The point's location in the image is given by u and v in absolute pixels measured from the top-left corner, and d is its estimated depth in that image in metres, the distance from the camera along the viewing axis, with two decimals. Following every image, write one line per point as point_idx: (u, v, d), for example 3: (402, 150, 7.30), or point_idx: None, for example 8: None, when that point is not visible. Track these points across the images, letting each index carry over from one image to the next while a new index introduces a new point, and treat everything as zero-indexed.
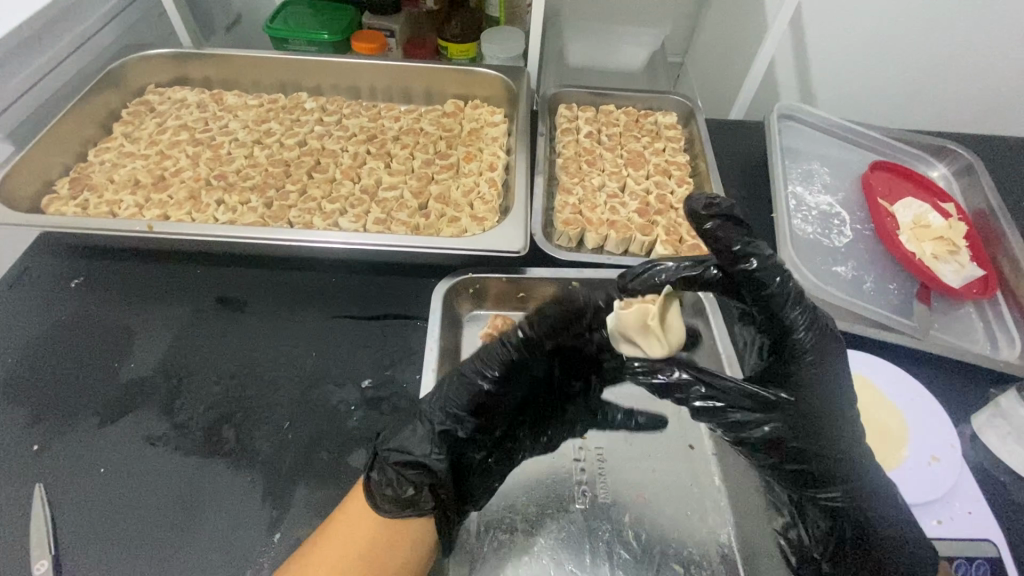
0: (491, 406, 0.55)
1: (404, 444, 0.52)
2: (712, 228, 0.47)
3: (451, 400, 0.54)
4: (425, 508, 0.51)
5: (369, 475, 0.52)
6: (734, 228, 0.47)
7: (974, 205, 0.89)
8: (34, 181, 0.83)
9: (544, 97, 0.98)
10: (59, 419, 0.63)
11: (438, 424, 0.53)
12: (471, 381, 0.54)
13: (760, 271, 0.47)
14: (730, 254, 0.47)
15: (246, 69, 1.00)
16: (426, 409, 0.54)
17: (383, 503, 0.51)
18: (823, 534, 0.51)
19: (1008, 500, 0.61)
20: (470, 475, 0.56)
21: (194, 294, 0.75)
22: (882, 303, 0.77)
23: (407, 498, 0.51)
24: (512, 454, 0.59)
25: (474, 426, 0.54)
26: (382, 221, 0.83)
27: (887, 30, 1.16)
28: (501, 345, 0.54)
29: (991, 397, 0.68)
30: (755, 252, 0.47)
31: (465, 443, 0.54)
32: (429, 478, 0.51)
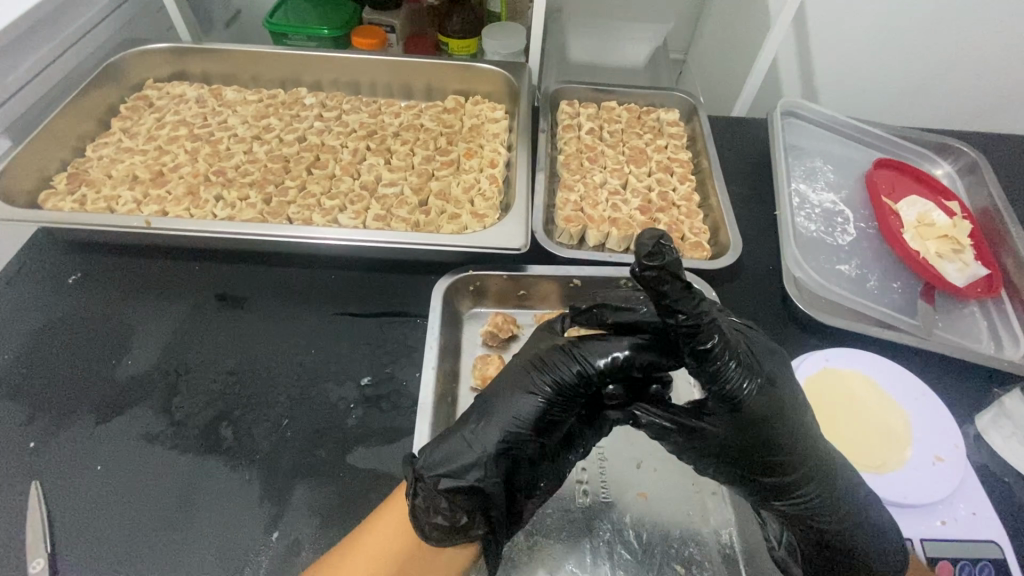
0: (549, 428, 0.51)
1: (459, 464, 0.48)
2: (649, 276, 0.42)
3: (513, 418, 0.50)
4: (475, 535, 0.48)
5: (414, 500, 0.48)
6: (672, 280, 0.42)
7: (979, 204, 0.89)
8: (32, 176, 0.82)
9: (546, 93, 0.98)
10: (56, 416, 0.63)
11: (495, 445, 0.49)
12: (534, 398, 0.51)
13: (690, 322, 0.43)
14: (662, 305, 0.43)
15: (245, 64, 1.00)
16: (482, 429, 0.50)
17: (433, 530, 0.47)
18: (784, 537, 0.54)
19: (1012, 501, 0.60)
20: (519, 497, 0.52)
21: (193, 290, 0.74)
22: (885, 302, 0.76)
23: (458, 526, 0.47)
24: (561, 475, 0.54)
25: (530, 447, 0.51)
26: (382, 218, 0.82)
27: (892, 27, 1.15)
28: (572, 368, 0.51)
29: (995, 397, 0.68)
30: (687, 306, 0.43)
31: (519, 464, 0.50)
32: (482, 503, 0.48)
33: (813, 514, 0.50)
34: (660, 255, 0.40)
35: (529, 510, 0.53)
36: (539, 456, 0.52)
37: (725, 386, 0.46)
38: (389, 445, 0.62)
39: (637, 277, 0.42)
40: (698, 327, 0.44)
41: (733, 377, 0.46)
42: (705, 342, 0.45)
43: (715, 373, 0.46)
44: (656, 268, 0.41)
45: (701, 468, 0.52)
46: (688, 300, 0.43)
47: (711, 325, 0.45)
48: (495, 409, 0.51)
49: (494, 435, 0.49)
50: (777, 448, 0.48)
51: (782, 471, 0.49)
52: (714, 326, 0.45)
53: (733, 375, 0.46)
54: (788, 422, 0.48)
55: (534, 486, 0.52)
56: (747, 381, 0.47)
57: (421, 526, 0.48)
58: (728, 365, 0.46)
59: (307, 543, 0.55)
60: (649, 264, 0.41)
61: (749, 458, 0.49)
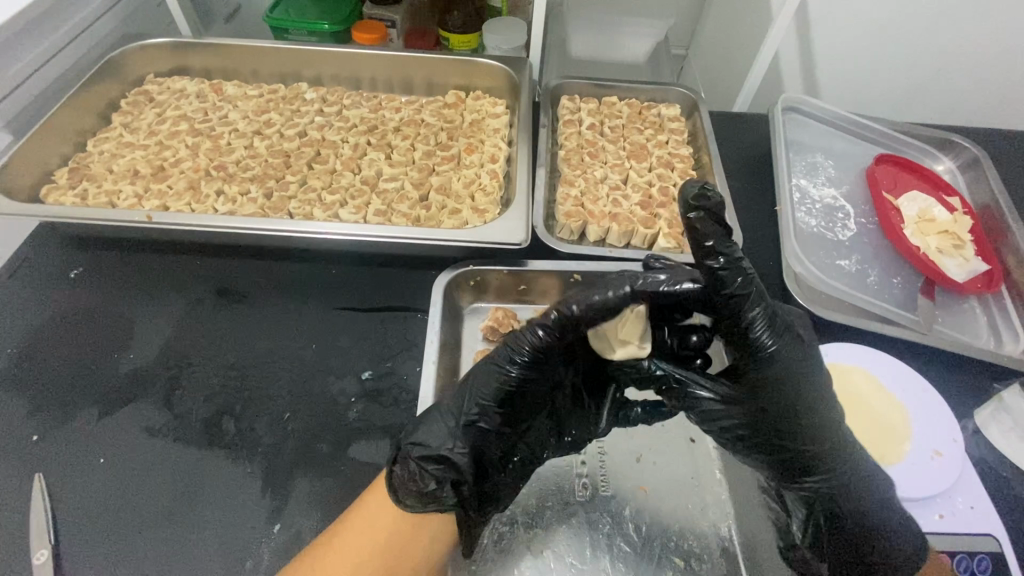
0: (516, 399, 0.53)
1: (437, 435, 0.50)
2: (694, 218, 0.47)
3: (482, 392, 0.52)
4: (447, 505, 0.49)
5: (393, 470, 0.50)
6: (713, 224, 0.47)
7: (980, 199, 0.88)
8: (33, 169, 0.82)
9: (547, 88, 0.98)
10: (58, 409, 0.63)
11: (463, 417, 0.51)
12: (498, 372, 0.52)
13: (726, 268, 0.47)
14: (701, 248, 0.47)
15: (246, 59, 1.00)
16: (455, 403, 0.53)
17: (407, 496, 0.49)
18: (803, 522, 0.53)
19: (1009, 495, 0.60)
20: (491, 470, 0.54)
21: (193, 284, 0.74)
22: (885, 297, 0.76)
23: (429, 494, 0.49)
24: (530, 450, 0.57)
25: (496, 421, 0.52)
26: (382, 212, 0.82)
27: (894, 23, 1.14)
28: (532, 336, 0.51)
29: (993, 392, 0.68)
30: (726, 250, 0.47)
31: (488, 438, 0.52)
32: (452, 473, 0.49)
33: (830, 494, 0.50)
34: (705, 197, 0.46)
35: (504, 483, 0.55)
36: (507, 428, 0.54)
37: (756, 338, 0.48)
38: (390, 439, 0.62)
39: (683, 219, 0.47)
40: (737, 275, 0.47)
41: (766, 331, 0.47)
42: (742, 288, 0.47)
43: (746, 327, 0.48)
44: (699, 210, 0.46)
45: (730, 438, 0.52)
46: (724, 243, 0.47)
47: (750, 278, 0.48)
48: (469, 389, 0.53)
49: (468, 405, 0.52)
50: (803, 412, 0.48)
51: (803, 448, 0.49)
52: (751, 279, 0.47)
53: (764, 330, 0.47)
54: (812, 389, 0.48)
55: (506, 458, 0.55)
56: (775, 337, 0.48)
57: (395, 492, 0.49)
58: (759, 319, 0.47)
59: (308, 535, 0.56)
60: (695, 206, 0.46)
61: (777, 427, 0.49)
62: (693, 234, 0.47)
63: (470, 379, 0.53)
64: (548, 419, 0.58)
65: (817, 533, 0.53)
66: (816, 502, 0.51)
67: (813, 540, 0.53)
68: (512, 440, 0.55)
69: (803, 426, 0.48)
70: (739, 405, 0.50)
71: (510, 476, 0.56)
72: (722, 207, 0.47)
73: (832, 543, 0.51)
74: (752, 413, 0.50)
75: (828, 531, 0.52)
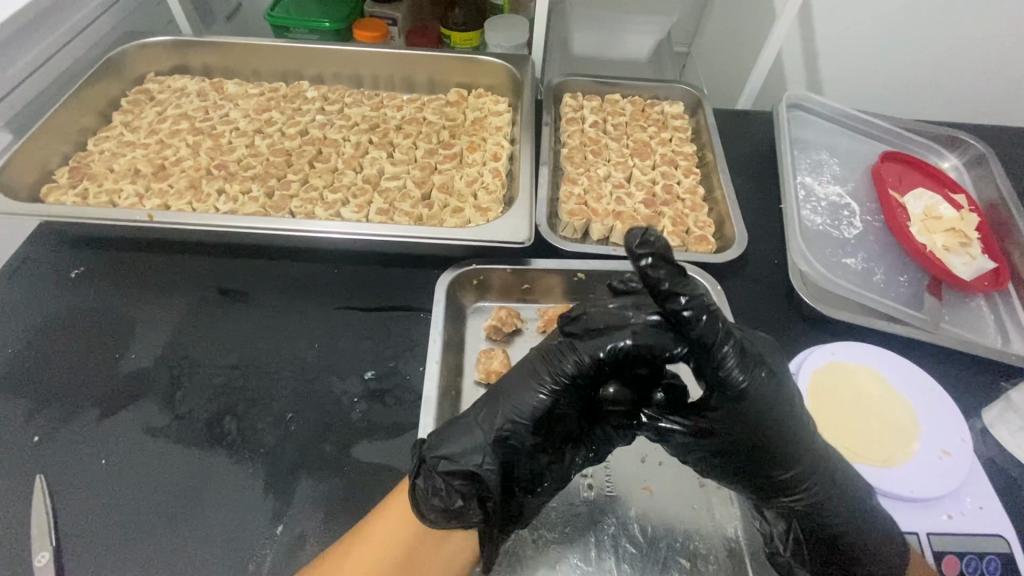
0: (551, 421, 0.51)
1: (466, 449, 0.49)
2: (645, 265, 0.44)
3: (516, 409, 0.51)
4: (471, 519, 0.49)
5: (418, 483, 0.49)
6: (666, 267, 0.44)
7: (986, 197, 0.88)
8: (34, 169, 0.82)
9: (550, 86, 0.97)
10: (60, 410, 0.62)
11: (494, 432, 0.50)
12: (535, 390, 0.51)
13: (688, 308, 0.45)
14: (660, 291, 0.45)
15: (247, 57, 0.99)
16: (485, 416, 0.51)
17: (433, 509, 0.48)
18: (783, 536, 0.54)
19: (1019, 495, 0.60)
20: (517, 489, 0.52)
21: (195, 284, 0.74)
22: (892, 295, 0.76)
23: (454, 510, 0.48)
24: (564, 473, 0.54)
25: (530, 441, 0.51)
26: (385, 211, 0.82)
27: (898, 20, 1.14)
28: (572, 358, 0.50)
29: (1001, 392, 0.67)
30: (685, 290, 0.45)
31: (519, 455, 0.51)
32: (478, 488, 0.49)
33: (810, 508, 0.50)
34: (650, 243, 0.43)
35: (533, 504, 0.53)
36: (540, 449, 0.52)
37: (726, 376, 0.47)
38: (393, 439, 0.62)
39: (635, 265, 0.44)
40: (700, 313, 0.45)
41: (735, 366, 0.47)
42: (705, 328, 0.45)
43: (718, 364, 0.47)
44: (648, 255, 0.44)
45: (706, 466, 0.52)
46: (682, 284, 0.45)
47: (712, 312, 0.46)
48: (502, 396, 0.52)
49: (498, 421, 0.50)
50: (777, 438, 0.48)
51: (786, 466, 0.49)
52: (713, 315, 0.46)
53: (735, 366, 0.47)
54: (784, 415, 0.48)
55: (536, 482, 0.53)
56: (745, 372, 0.47)
57: (421, 505, 0.49)
58: (730, 356, 0.47)
59: (311, 537, 0.55)
60: (643, 252, 0.44)
61: (751, 456, 0.49)
62: (648, 279, 0.45)
63: (500, 395, 0.52)
64: (585, 444, 0.56)
65: (798, 542, 0.53)
66: (795, 516, 0.52)
67: (796, 549, 0.53)
68: (547, 465, 0.53)
69: (780, 451, 0.49)
70: (705, 438, 0.50)
71: (539, 498, 0.54)
72: (671, 250, 0.44)
73: (812, 552, 0.52)
74: (722, 445, 0.50)
75: (810, 543, 0.52)
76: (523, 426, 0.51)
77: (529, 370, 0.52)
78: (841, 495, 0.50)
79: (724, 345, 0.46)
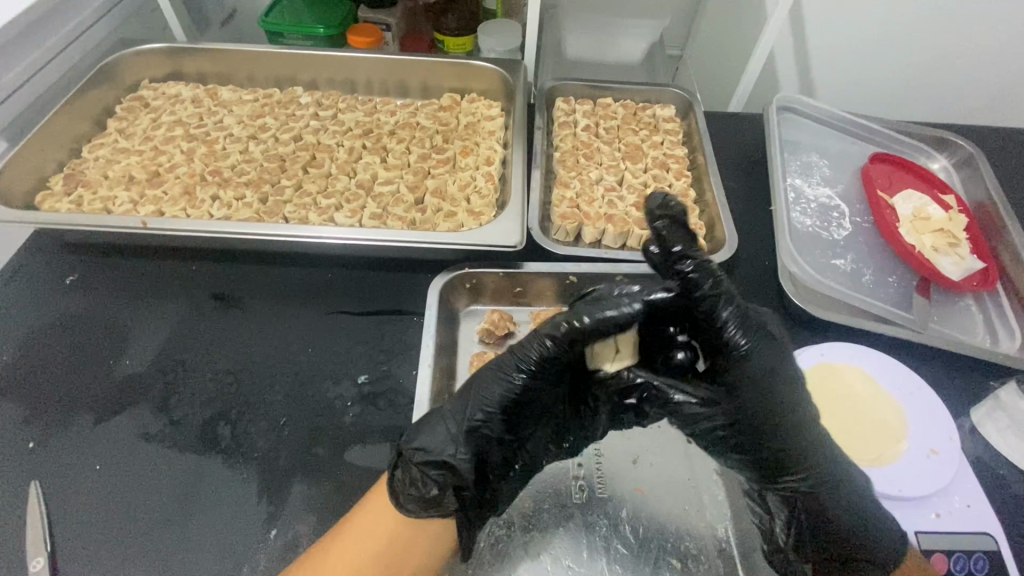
0: (520, 409, 0.52)
1: (442, 440, 0.50)
2: (659, 228, 0.50)
3: (488, 398, 0.51)
4: (448, 509, 0.50)
5: (396, 475, 0.50)
6: (679, 231, 0.50)
7: (975, 197, 0.89)
8: (28, 176, 0.82)
9: (542, 91, 0.98)
10: (53, 416, 0.63)
11: (466, 423, 0.50)
12: (504, 381, 0.51)
13: (694, 270, 0.49)
14: (671, 254, 0.50)
15: (241, 63, 1.00)
16: (455, 409, 0.52)
17: (406, 500, 0.49)
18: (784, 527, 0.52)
19: (1007, 493, 0.60)
20: (492, 476, 0.53)
21: (190, 290, 0.74)
22: (881, 296, 0.77)
23: (432, 499, 0.49)
24: (537, 457, 0.57)
25: (500, 429, 0.51)
26: (378, 216, 0.82)
27: (888, 23, 1.15)
28: (536, 345, 0.51)
29: (989, 390, 0.68)
30: (693, 255, 0.50)
31: (490, 443, 0.52)
32: (453, 478, 0.49)
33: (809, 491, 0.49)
34: (669, 206, 0.50)
35: (505, 490, 0.55)
36: (510, 435, 0.53)
37: (728, 337, 0.49)
38: (387, 443, 0.62)
39: (650, 231, 0.51)
40: (703, 278, 0.49)
41: (738, 331, 0.49)
42: (711, 291, 0.49)
43: (719, 326, 0.49)
44: (664, 220, 0.50)
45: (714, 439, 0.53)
46: (694, 248, 0.50)
47: (717, 279, 0.50)
48: (472, 388, 0.52)
49: (471, 412, 0.51)
50: (778, 413, 0.49)
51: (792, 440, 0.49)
52: (718, 280, 0.50)
53: (735, 330, 0.49)
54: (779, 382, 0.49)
55: (509, 466, 0.54)
56: (747, 338, 0.49)
57: (394, 494, 0.50)
58: (731, 321, 0.49)
59: (304, 540, 0.55)
60: (659, 214, 0.50)
61: (755, 431, 0.50)
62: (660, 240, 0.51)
63: (473, 385, 0.53)
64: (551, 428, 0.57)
65: (800, 531, 0.51)
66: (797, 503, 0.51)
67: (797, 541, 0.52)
68: (518, 450, 0.54)
69: (783, 427, 0.49)
70: (718, 406, 0.52)
71: (514, 479, 0.55)
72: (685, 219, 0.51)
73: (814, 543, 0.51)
74: (730, 415, 0.51)
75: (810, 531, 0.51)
76: (494, 412, 0.51)
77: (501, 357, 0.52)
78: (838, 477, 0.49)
79: (733, 317, 0.49)
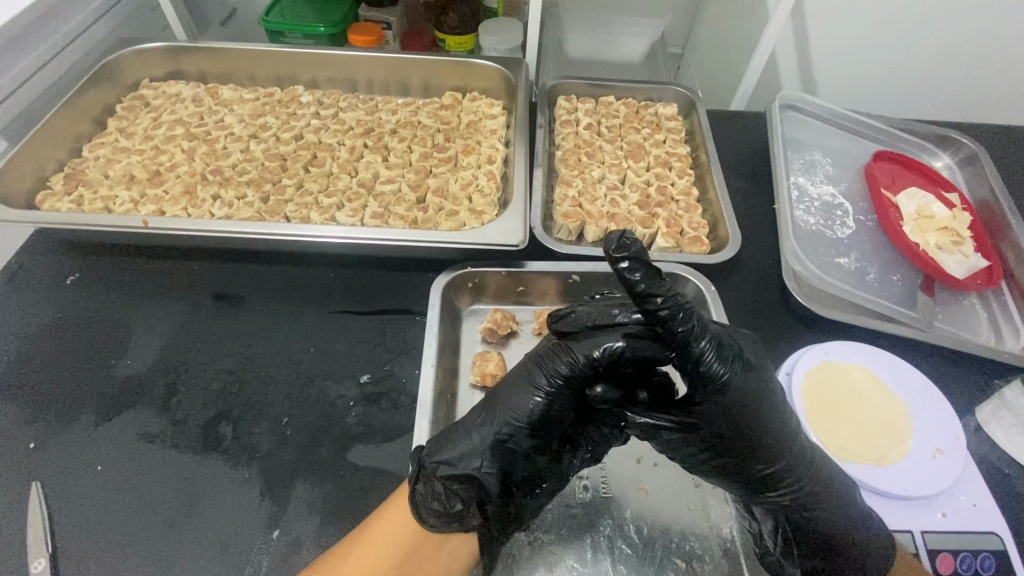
0: (548, 424, 0.53)
1: (467, 452, 0.51)
2: (624, 267, 0.46)
3: (515, 413, 0.52)
4: (471, 523, 0.50)
5: (415, 489, 0.50)
6: (645, 269, 0.46)
7: (978, 195, 0.88)
8: (28, 176, 0.82)
9: (544, 89, 0.97)
10: (55, 417, 0.62)
11: (492, 435, 0.51)
12: (531, 396, 0.52)
13: (665, 307, 0.46)
14: (637, 294, 0.46)
15: (241, 62, 0.99)
16: (485, 417, 0.53)
17: (430, 515, 0.49)
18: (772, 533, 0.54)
19: (1012, 492, 0.60)
20: (516, 490, 0.54)
21: (192, 290, 0.74)
22: (885, 294, 0.76)
23: (455, 513, 0.49)
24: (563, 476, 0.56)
25: (526, 443, 0.52)
26: (380, 215, 0.82)
27: (890, 20, 1.15)
28: (566, 359, 0.52)
29: (994, 389, 0.68)
30: (660, 291, 0.46)
31: (516, 458, 0.53)
32: (477, 492, 0.50)
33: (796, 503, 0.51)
34: (626, 247, 0.46)
35: (531, 506, 0.55)
36: (537, 450, 0.54)
37: (707, 370, 0.48)
38: (389, 442, 0.62)
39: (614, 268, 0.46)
40: (675, 312, 0.47)
41: (715, 359, 0.48)
42: (683, 324, 0.47)
43: (696, 358, 0.48)
44: (625, 258, 0.46)
45: (704, 464, 0.53)
46: (660, 284, 0.46)
47: (688, 310, 0.47)
48: (498, 401, 0.53)
49: (496, 426, 0.52)
50: (748, 430, 0.50)
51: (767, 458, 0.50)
52: (690, 313, 0.47)
53: (713, 361, 0.48)
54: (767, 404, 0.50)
55: (535, 481, 0.55)
56: (724, 365, 0.48)
57: (420, 513, 0.49)
58: (708, 349, 0.48)
59: (307, 541, 0.55)
60: (620, 255, 0.46)
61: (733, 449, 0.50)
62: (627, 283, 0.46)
63: (497, 399, 0.53)
64: (582, 447, 0.56)
65: (787, 539, 0.54)
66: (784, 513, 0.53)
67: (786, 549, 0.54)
68: (544, 466, 0.55)
69: (753, 443, 0.50)
70: (694, 433, 0.51)
71: (540, 496, 0.55)
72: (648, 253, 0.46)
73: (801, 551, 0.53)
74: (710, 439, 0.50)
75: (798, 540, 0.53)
76: (520, 427, 0.52)
77: (526, 372, 0.54)
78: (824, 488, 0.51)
79: (708, 346, 0.48)
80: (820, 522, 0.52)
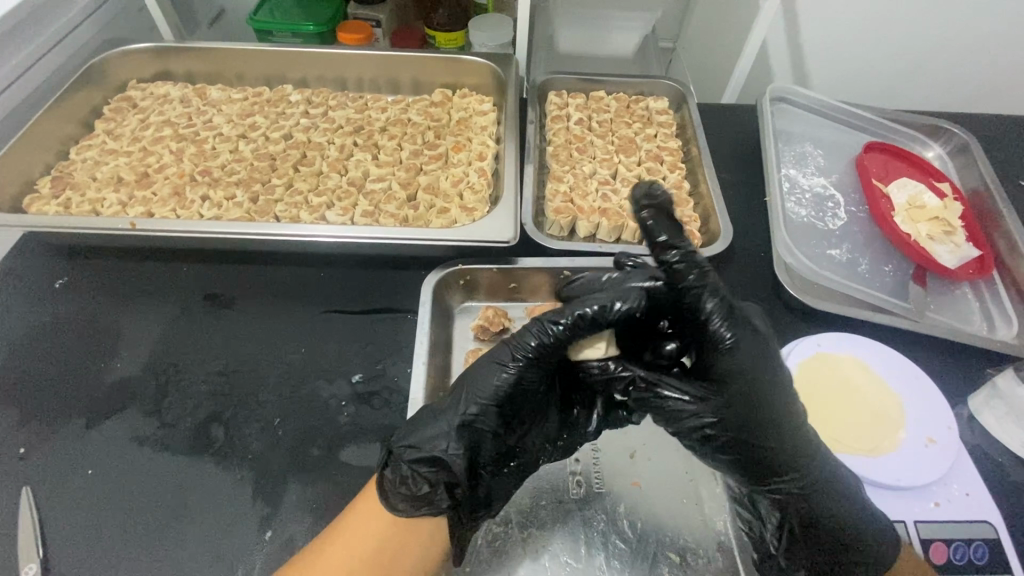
0: (515, 401, 0.53)
1: (434, 435, 0.51)
2: (645, 217, 0.49)
3: (480, 392, 0.52)
4: (440, 507, 0.50)
5: (386, 475, 0.51)
6: (663, 223, 0.50)
7: (970, 185, 0.88)
8: (15, 179, 0.81)
9: (533, 85, 0.97)
10: (44, 422, 0.62)
11: (458, 418, 0.51)
12: (501, 371, 0.53)
13: (682, 261, 0.49)
14: (659, 245, 0.50)
15: (230, 62, 0.99)
16: (449, 404, 0.53)
17: (401, 495, 0.50)
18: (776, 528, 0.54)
19: (1007, 481, 0.60)
20: (484, 472, 0.54)
21: (182, 292, 0.74)
22: (877, 285, 0.76)
23: (421, 497, 0.49)
24: (532, 455, 0.56)
25: (494, 422, 0.53)
26: (370, 214, 0.81)
27: (882, 11, 1.14)
28: (537, 330, 0.53)
29: (987, 379, 0.68)
30: (680, 245, 0.49)
31: (484, 439, 0.53)
32: (445, 475, 0.50)
33: (799, 497, 0.51)
34: (654, 197, 0.49)
35: (500, 488, 0.54)
36: (506, 431, 0.54)
37: (714, 332, 0.49)
38: (382, 441, 0.62)
39: (636, 219, 0.50)
40: (692, 268, 0.50)
41: (722, 323, 0.49)
42: (698, 280, 0.50)
43: (705, 318, 0.50)
44: (649, 209, 0.49)
45: (699, 437, 0.51)
46: (680, 240, 0.50)
47: (705, 269, 0.50)
48: (467, 383, 0.53)
49: (462, 406, 0.52)
50: (755, 419, 0.49)
51: (770, 445, 0.49)
52: (704, 271, 0.50)
53: (721, 324, 0.49)
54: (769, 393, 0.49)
55: (502, 463, 0.55)
56: (732, 329, 0.49)
57: (387, 496, 0.50)
58: (716, 312, 0.49)
59: (299, 542, 0.55)
60: (646, 206, 0.49)
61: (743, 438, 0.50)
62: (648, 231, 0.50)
63: (464, 382, 0.54)
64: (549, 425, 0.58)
65: (788, 534, 0.53)
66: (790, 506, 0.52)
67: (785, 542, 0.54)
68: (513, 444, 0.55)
69: (757, 432, 0.49)
70: (706, 403, 0.50)
71: (505, 479, 0.55)
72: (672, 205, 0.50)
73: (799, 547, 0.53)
74: (718, 410, 0.50)
75: (796, 532, 0.53)
76: (486, 403, 0.52)
77: (490, 354, 0.54)
78: (820, 483, 0.51)
79: (721, 314, 0.49)
80: (817, 515, 0.51)
